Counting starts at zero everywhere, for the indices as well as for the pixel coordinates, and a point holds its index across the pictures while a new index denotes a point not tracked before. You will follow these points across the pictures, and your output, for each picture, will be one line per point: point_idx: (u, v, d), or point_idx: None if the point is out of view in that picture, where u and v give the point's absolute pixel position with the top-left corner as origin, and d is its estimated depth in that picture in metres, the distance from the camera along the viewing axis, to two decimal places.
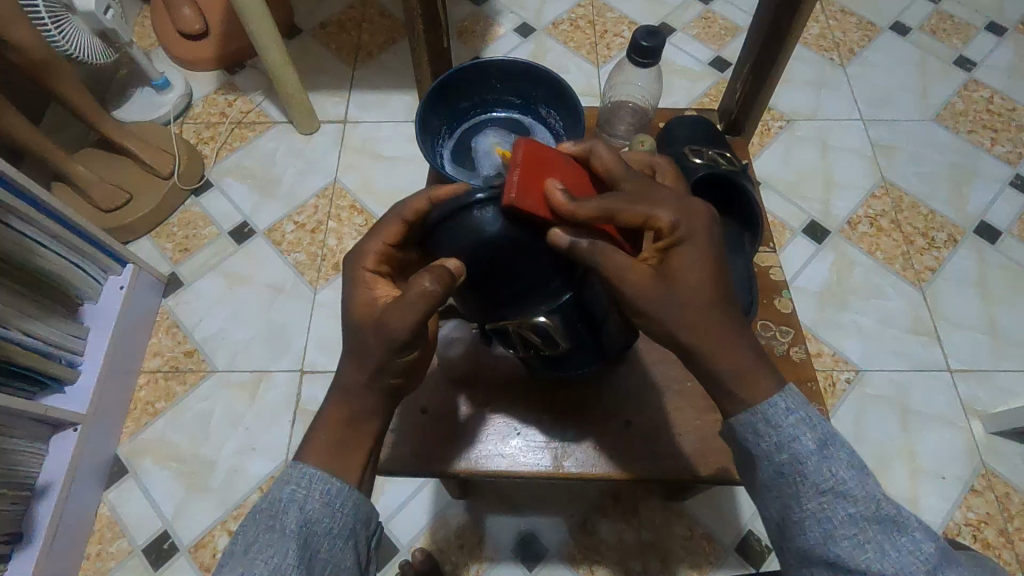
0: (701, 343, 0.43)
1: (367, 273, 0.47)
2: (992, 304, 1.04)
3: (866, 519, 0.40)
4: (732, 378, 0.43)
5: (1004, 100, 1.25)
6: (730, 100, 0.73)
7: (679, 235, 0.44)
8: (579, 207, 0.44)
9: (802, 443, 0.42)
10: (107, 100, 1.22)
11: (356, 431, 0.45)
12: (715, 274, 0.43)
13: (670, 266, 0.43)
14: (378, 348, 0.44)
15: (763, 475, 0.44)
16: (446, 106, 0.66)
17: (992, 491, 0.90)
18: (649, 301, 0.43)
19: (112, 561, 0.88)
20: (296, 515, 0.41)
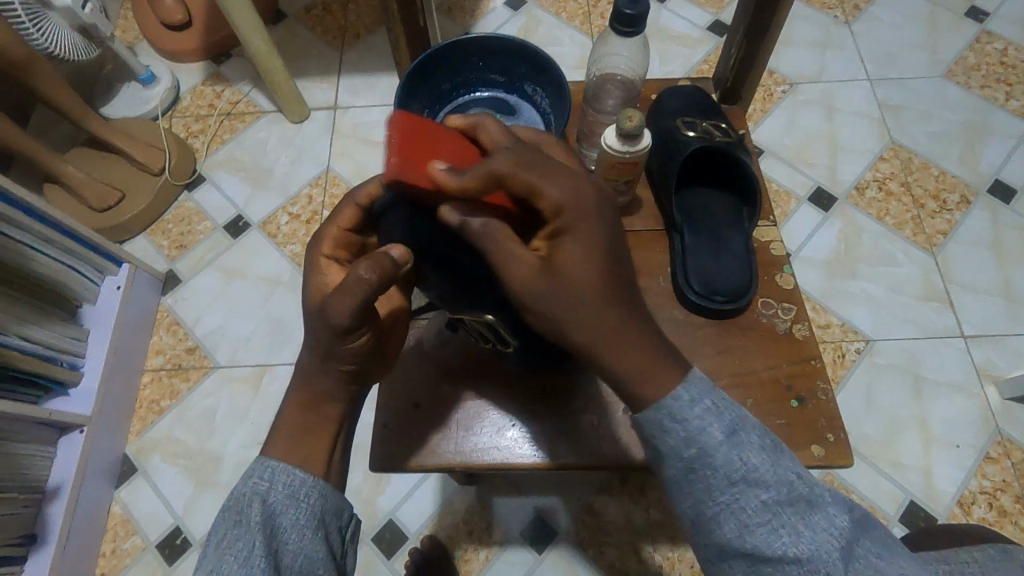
0: (598, 346, 0.39)
1: (323, 259, 0.49)
2: (1006, 266, 1.01)
3: (777, 503, 0.38)
4: (630, 371, 0.40)
5: (1018, 51, 1.19)
6: (724, 68, 0.70)
7: (562, 216, 0.39)
8: (461, 178, 0.39)
9: (709, 433, 0.39)
10: (94, 97, 1.20)
11: (320, 418, 0.45)
12: (602, 264, 0.40)
13: (557, 261, 0.39)
14: (321, 331, 0.43)
15: (675, 472, 0.40)
16: (427, 88, 0.64)
17: (1009, 458, 0.88)
18: (535, 292, 0.39)
19: (127, 558, 0.89)
20: (259, 509, 0.40)
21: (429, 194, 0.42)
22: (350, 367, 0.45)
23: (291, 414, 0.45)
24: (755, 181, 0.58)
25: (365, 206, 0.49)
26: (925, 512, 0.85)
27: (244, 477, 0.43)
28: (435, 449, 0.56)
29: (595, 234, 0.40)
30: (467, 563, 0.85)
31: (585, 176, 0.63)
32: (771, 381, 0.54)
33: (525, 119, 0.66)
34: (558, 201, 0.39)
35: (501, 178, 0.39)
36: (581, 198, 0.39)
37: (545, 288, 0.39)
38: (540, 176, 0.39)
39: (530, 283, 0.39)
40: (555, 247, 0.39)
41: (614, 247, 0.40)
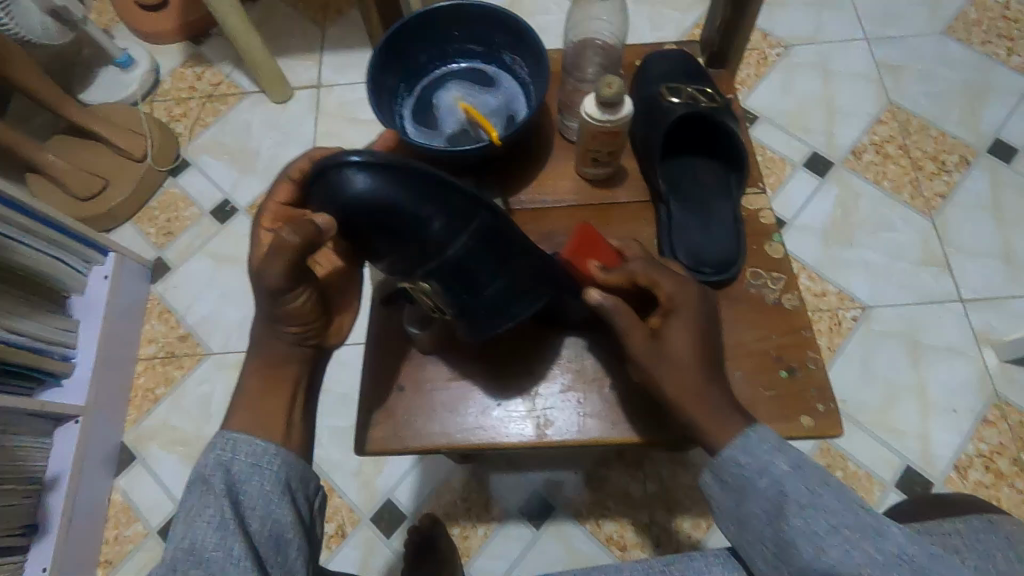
0: (682, 399, 0.46)
1: (264, 233, 0.48)
2: (1006, 227, 0.99)
3: (847, 527, 0.39)
4: (705, 422, 0.46)
5: (1021, 4, 1.15)
6: (711, 30, 0.67)
7: (672, 303, 0.49)
8: (609, 276, 0.50)
9: (778, 465, 0.43)
10: (72, 83, 1.17)
11: (271, 379, 0.46)
12: (703, 349, 0.48)
13: (665, 338, 0.48)
14: (260, 295, 0.44)
15: (754, 507, 0.43)
16: (401, 61, 0.62)
17: (1006, 421, 0.88)
18: (647, 360, 0.47)
19: (130, 544, 0.90)
20: (224, 477, 0.40)
21: (359, 164, 0.43)
22: (293, 328, 0.46)
23: (249, 381, 0.46)
24: (741, 147, 0.56)
25: (298, 181, 0.49)
26: (922, 477, 0.85)
27: (206, 450, 0.42)
28: (419, 431, 0.55)
29: (695, 321, 0.49)
30: (466, 539, 0.86)
31: (568, 147, 0.61)
32: (760, 353, 0.53)
33: (505, 90, 0.64)
34: (670, 294, 0.49)
35: (637, 280, 0.49)
36: (687, 296, 0.49)
37: (648, 353, 0.47)
38: (662, 276, 0.49)
39: (643, 352, 0.47)
40: (665, 325, 0.49)
41: (712, 337, 0.48)
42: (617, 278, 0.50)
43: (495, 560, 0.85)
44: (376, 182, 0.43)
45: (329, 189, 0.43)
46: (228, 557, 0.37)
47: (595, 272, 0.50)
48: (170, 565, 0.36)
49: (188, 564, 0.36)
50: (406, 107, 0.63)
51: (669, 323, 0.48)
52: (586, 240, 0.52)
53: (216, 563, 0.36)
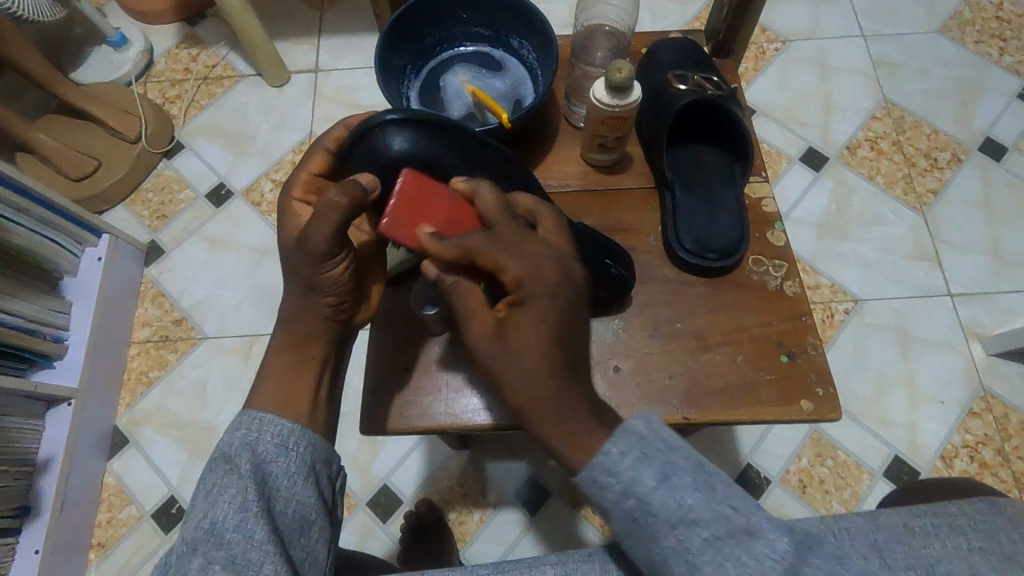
0: (528, 404, 0.39)
1: (296, 203, 0.50)
2: (995, 224, 1.01)
3: (719, 539, 0.34)
4: (558, 435, 0.38)
5: (1014, 5, 1.17)
6: (717, 19, 0.67)
7: (518, 288, 0.41)
8: (442, 246, 0.43)
9: (642, 479, 0.36)
10: (63, 62, 1.15)
11: (300, 357, 0.46)
12: (559, 344, 0.40)
13: (511, 325, 0.41)
14: (302, 260, 0.45)
15: (621, 525, 0.36)
16: (409, 42, 0.62)
17: (991, 413, 0.90)
18: (482, 346, 0.41)
19: (123, 528, 0.89)
20: (249, 457, 0.39)
21: (395, 125, 0.48)
22: (330, 296, 0.47)
23: (276, 356, 0.46)
24: (747, 134, 0.57)
25: (334, 151, 0.51)
26: (909, 466, 0.87)
27: (230, 429, 0.42)
28: (427, 412, 0.55)
29: (546, 307, 0.40)
30: (463, 524, 0.87)
31: (574, 133, 0.61)
32: (762, 338, 0.54)
33: (512, 74, 0.64)
34: (519, 276, 0.41)
35: (472, 253, 0.42)
36: (539, 274, 0.41)
37: (489, 343, 0.40)
38: (509, 251, 0.42)
39: (487, 349, 0.40)
40: (512, 314, 0.41)
41: (564, 327, 0.40)
42: (451, 248, 0.43)
43: (491, 544, 0.86)
44: (416, 141, 0.49)
45: (371, 150, 0.48)
46: (251, 539, 0.36)
47: (422, 237, 0.43)
48: (190, 545, 0.36)
49: (208, 545, 0.36)
50: (412, 88, 0.64)
51: (514, 313, 0.41)
52: (414, 200, 0.47)
53: (237, 545, 0.36)
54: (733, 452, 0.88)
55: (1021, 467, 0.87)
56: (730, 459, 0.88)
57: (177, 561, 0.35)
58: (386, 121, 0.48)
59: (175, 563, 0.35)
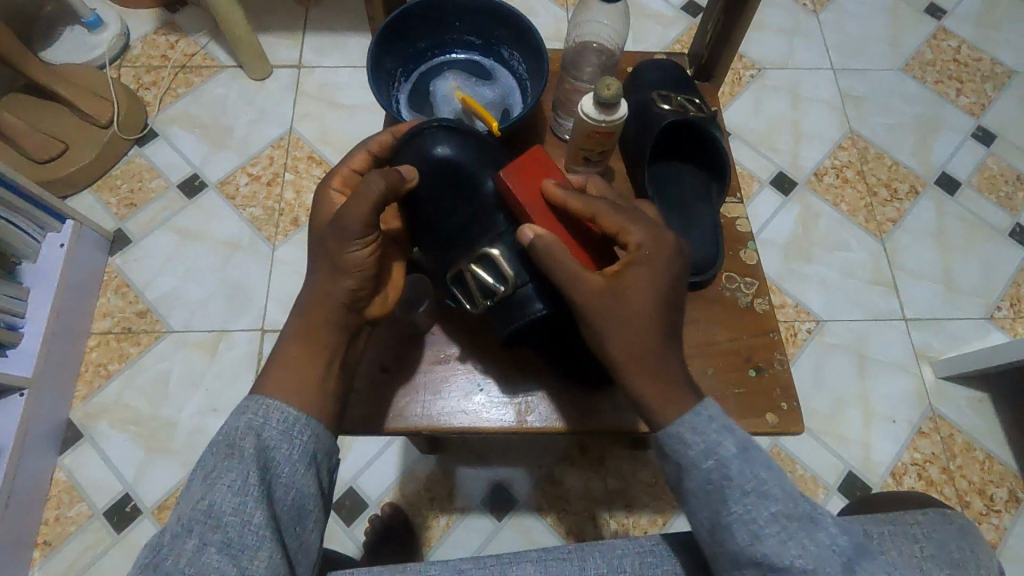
0: (630, 363, 0.44)
1: (333, 192, 0.52)
2: (948, 254, 1.07)
3: (786, 516, 0.39)
4: (653, 396, 0.43)
5: (971, 50, 1.24)
6: (700, 44, 0.70)
7: (637, 252, 0.45)
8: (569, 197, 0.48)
9: (725, 446, 0.41)
10: (33, 40, 1.11)
11: (314, 342, 0.46)
12: (664, 307, 0.44)
13: (623, 282, 0.44)
14: (331, 240, 0.46)
15: (694, 485, 0.41)
16: (401, 46, 0.64)
17: (938, 433, 0.94)
18: (593, 307, 0.44)
19: (72, 526, 0.86)
20: (254, 442, 0.40)
21: (445, 136, 0.52)
22: (350, 279, 0.47)
23: (290, 340, 0.46)
24: (725, 156, 0.60)
25: (376, 153, 0.54)
26: (862, 481, 0.91)
27: (236, 413, 0.43)
28: (401, 412, 0.56)
29: (661, 274, 0.45)
30: (429, 529, 0.86)
31: (559, 145, 0.63)
32: (731, 352, 0.56)
33: (502, 84, 0.67)
34: (639, 241, 0.46)
35: (597, 215, 0.47)
36: (659, 246, 0.46)
37: (604, 300, 0.44)
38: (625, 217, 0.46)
39: (600, 304, 0.44)
40: (624, 274, 0.45)
41: (673, 291, 0.45)
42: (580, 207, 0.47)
43: (455, 550, 0.85)
44: (462, 151, 0.52)
45: (420, 153, 0.51)
46: (248, 524, 0.38)
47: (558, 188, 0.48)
48: (186, 525, 0.37)
49: (203, 525, 0.37)
50: (403, 92, 0.66)
51: (627, 273, 0.44)
52: (532, 165, 0.51)
53: (232, 529, 0.37)
54: None
55: (964, 485, 0.91)
56: None
57: (172, 540, 0.37)
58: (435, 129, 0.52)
59: (169, 540, 0.37)
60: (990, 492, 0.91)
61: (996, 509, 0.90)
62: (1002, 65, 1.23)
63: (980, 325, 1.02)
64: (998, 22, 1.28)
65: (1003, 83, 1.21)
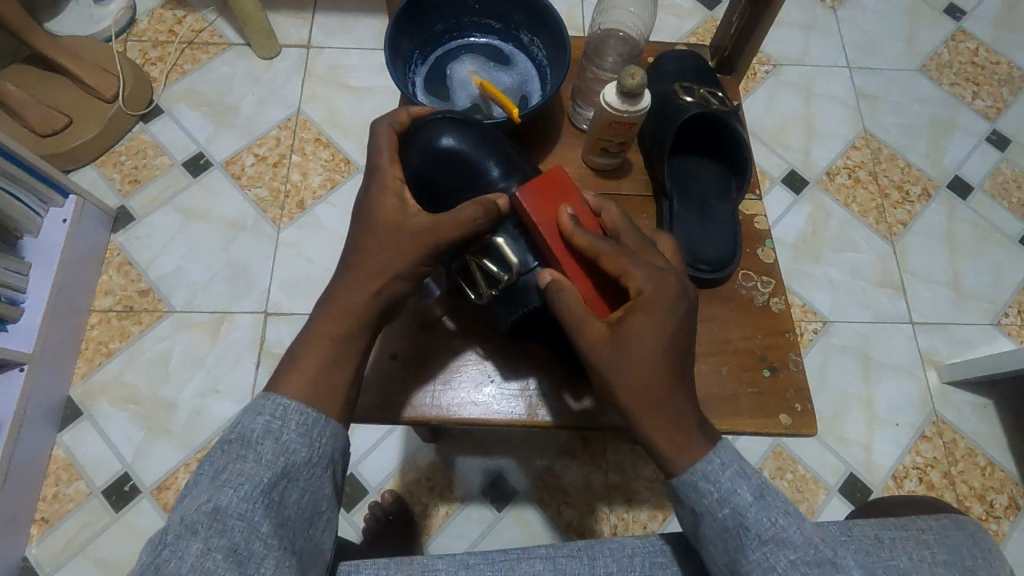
0: (640, 409, 0.42)
1: (392, 179, 0.50)
2: (957, 259, 1.06)
3: (807, 563, 0.37)
4: (660, 438, 0.42)
5: (989, 52, 1.23)
6: (723, 36, 0.69)
7: (640, 296, 0.44)
8: (576, 234, 0.47)
9: (740, 495, 0.40)
10: (37, 11, 1.09)
11: (346, 347, 0.45)
12: (672, 350, 0.43)
13: (626, 327, 0.43)
14: (409, 252, 0.47)
15: (711, 533, 0.40)
16: (419, 28, 0.63)
17: (941, 437, 0.94)
18: (599, 356, 0.44)
19: (70, 503, 0.85)
20: (272, 446, 0.40)
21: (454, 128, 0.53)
22: (396, 281, 0.47)
23: (314, 342, 0.44)
24: (746, 152, 0.59)
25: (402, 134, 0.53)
26: (863, 483, 0.91)
27: (252, 409, 0.42)
28: (410, 401, 0.56)
29: (666, 318, 0.43)
30: (428, 518, 0.86)
31: (577, 135, 0.63)
32: (745, 350, 0.56)
33: (520, 69, 0.66)
34: (642, 283, 0.44)
35: (599, 256, 0.46)
36: (664, 284, 0.44)
37: (609, 350, 0.43)
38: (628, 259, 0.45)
39: (603, 355, 0.43)
40: (627, 318, 0.43)
41: (680, 334, 0.43)
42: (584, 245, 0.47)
43: (453, 540, 0.85)
44: (466, 140, 0.53)
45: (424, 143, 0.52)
46: (256, 530, 0.37)
47: (565, 220, 0.47)
48: (191, 526, 0.36)
49: (209, 529, 0.36)
50: (419, 74, 0.65)
51: (631, 318, 0.43)
52: (550, 185, 0.50)
53: (240, 535, 0.36)
54: None
55: (965, 490, 0.91)
56: None
57: (175, 540, 0.35)
58: (439, 119, 0.53)
59: (171, 543, 0.35)
60: (990, 497, 0.91)
61: (995, 515, 0.90)
62: (1019, 68, 1.22)
63: (987, 331, 1.01)
64: (1016, 25, 1.26)
65: (1019, 87, 1.20)
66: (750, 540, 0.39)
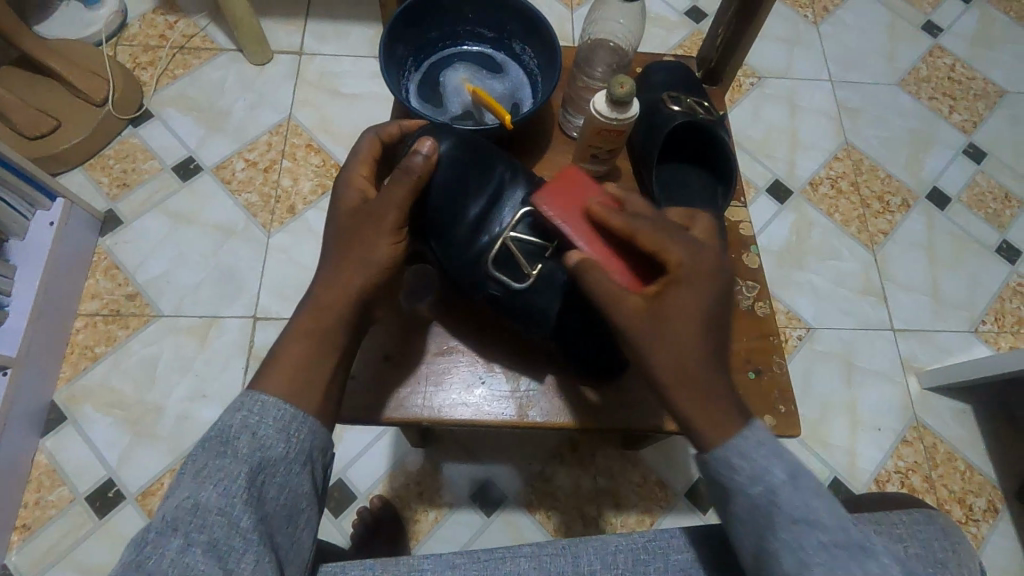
0: (675, 381, 0.42)
1: (362, 177, 0.52)
2: (936, 268, 1.09)
3: (834, 543, 0.38)
4: (698, 414, 0.42)
5: (965, 68, 1.27)
6: (709, 48, 0.71)
7: (680, 271, 0.45)
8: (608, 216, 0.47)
9: (774, 473, 0.40)
10: (27, 14, 1.09)
11: (328, 340, 0.46)
12: (707, 327, 0.43)
13: (665, 304, 0.44)
14: (368, 237, 0.48)
15: (741, 512, 0.40)
16: (413, 36, 0.64)
17: (921, 442, 0.96)
18: (640, 334, 0.43)
19: (52, 510, 0.84)
20: (248, 442, 0.40)
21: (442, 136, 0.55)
22: (366, 269, 0.48)
23: (297, 332, 0.46)
24: (731, 161, 0.61)
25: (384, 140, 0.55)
26: (847, 487, 0.92)
27: (231, 407, 0.43)
28: (401, 402, 0.56)
29: (703, 291, 0.44)
30: (417, 523, 0.86)
31: (567, 142, 0.64)
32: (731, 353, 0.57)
33: (512, 79, 0.67)
34: (679, 260, 0.45)
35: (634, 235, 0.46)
36: (700, 264, 0.45)
37: (648, 323, 0.43)
38: (663, 239, 0.46)
39: (640, 329, 0.43)
40: (667, 294, 0.44)
41: (715, 309, 0.44)
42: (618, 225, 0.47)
43: (442, 545, 0.85)
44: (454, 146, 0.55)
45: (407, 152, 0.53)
46: (236, 526, 0.38)
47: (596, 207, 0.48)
48: (171, 523, 0.37)
49: (190, 525, 0.37)
50: (412, 80, 0.66)
51: (673, 291, 0.44)
52: (570, 182, 0.51)
53: (220, 530, 0.37)
54: (686, 465, 0.91)
55: (945, 494, 0.93)
56: (682, 472, 0.91)
57: (157, 537, 0.37)
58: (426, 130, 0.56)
59: (155, 538, 0.36)
60: (969, 501, 0.93)
61: (975, 518, 0.92)
62: (994, 84, 1.26)
63: (965, 338, 1.04)
64: (991, 42, 1.30)
65: (994, 102, 1.24)
66: (780, 518, 0.39)
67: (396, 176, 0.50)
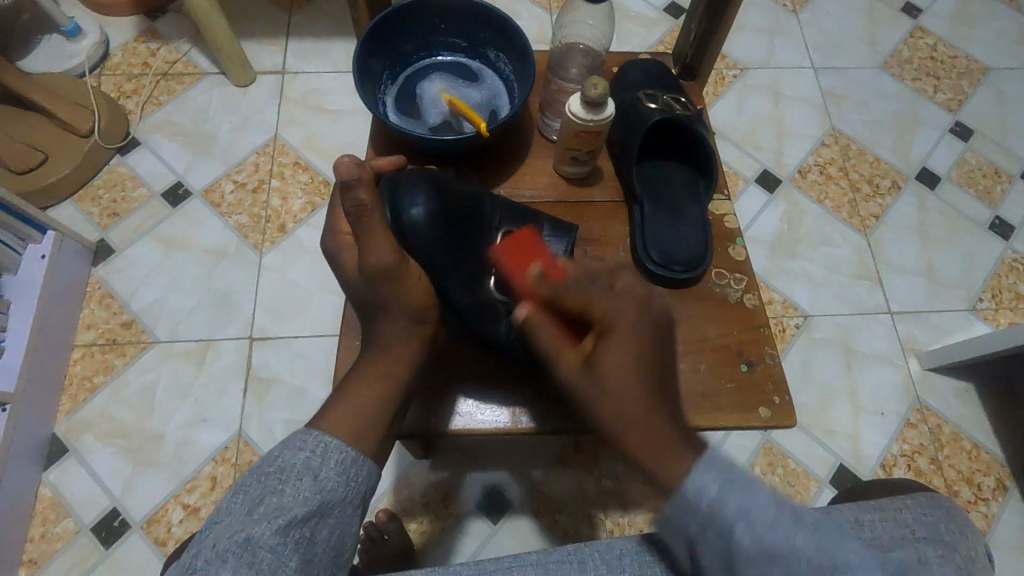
0: (620, 431, 0.41)
1: (343, 237, 0.53)
2: (930, 248, 1.08)
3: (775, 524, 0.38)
4: (647, 456, 0.40)
5: (947, 48, 1.27)
6: (684, 44, 0.71)
7: (607, 321, 0.44)
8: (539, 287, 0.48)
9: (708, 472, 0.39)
10: (9, 50, 1.10)
11: (391, 384, 0.48)
12: (642, 369, 0.43)
13: (596, 356, 0.43)
14: (383, 286, 0.49)
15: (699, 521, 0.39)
16: (386, 49, 0.65)
17: (926, 424, 0.96)
18: (580, 388, 0.44)
19: (58, 543, 0.84)
20: (311, 482, 0.41)
21: (400, 178, 0.55)
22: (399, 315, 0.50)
23: (363, 379, 0.48)
24: (711, 154, 0.61)
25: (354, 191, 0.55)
26: (853, 474, 0.92)
27: (292, 442, 0.43)
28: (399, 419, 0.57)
29: (633, 341, 0.43)
30: (422, 534, 0.86)
31: (547, 146, 0.65)
32: (722, 347, 0.58)
33: (488, 86, 0.68)
34: (602, 311, 0.45)
35: (559, 298, 0.47)
36: (624, 311, 0.44)
37: (579, 376, 0.44)
38: (591, 294, 0.45)
39: (577, 379, 0.44)
40: (597, 347, 0.44)
41: (647, 353, 0.43)
42: (570, 297, 0.46)
43: (451, 555, 0.85)
44: (418, 180, 0.54)
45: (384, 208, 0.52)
46: (285, 565, 0.38)
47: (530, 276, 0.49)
48: (222, 554, 0.37)
49: (240, 559, 0.37)
50: (389, 94, 0.66)
51: (599, 345, 0.44)
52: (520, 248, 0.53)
53: (267, 566, 0.38)
54: None
55: (952, 475, 0.93)
56: None
57: (207, 564, 0.37)
58: (405, 176, 0.54)
59: (204, 567, 0.37)
60: (978, 480, 0.93)
61: (984, 497, 0.92)
62: (977, 61, 1.26)
63: (962, 316, 1.04)
64: (971, 20, 1.30)
65: (978, 79, 1.24)
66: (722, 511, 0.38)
67: (360, 226, 0.48)
